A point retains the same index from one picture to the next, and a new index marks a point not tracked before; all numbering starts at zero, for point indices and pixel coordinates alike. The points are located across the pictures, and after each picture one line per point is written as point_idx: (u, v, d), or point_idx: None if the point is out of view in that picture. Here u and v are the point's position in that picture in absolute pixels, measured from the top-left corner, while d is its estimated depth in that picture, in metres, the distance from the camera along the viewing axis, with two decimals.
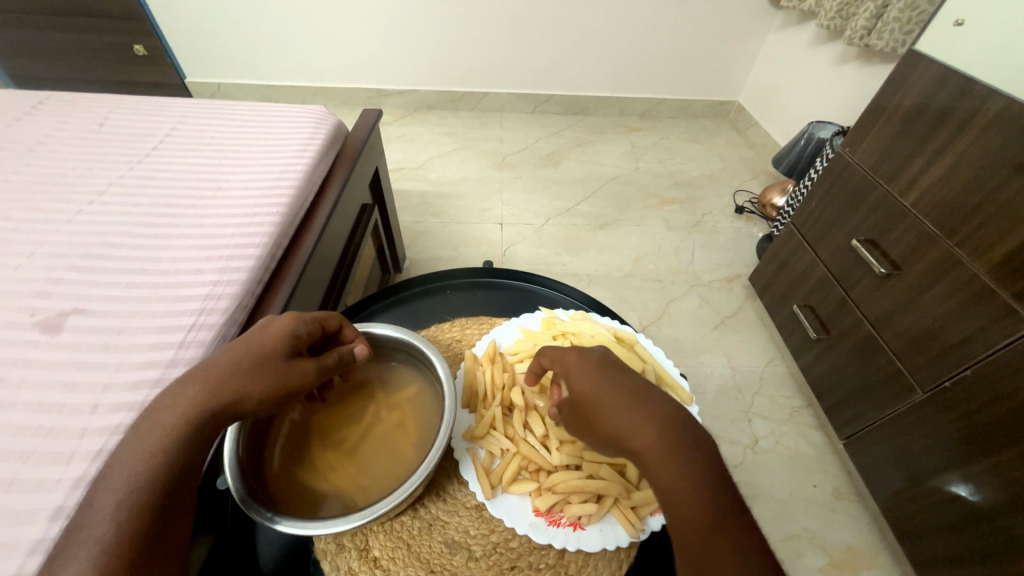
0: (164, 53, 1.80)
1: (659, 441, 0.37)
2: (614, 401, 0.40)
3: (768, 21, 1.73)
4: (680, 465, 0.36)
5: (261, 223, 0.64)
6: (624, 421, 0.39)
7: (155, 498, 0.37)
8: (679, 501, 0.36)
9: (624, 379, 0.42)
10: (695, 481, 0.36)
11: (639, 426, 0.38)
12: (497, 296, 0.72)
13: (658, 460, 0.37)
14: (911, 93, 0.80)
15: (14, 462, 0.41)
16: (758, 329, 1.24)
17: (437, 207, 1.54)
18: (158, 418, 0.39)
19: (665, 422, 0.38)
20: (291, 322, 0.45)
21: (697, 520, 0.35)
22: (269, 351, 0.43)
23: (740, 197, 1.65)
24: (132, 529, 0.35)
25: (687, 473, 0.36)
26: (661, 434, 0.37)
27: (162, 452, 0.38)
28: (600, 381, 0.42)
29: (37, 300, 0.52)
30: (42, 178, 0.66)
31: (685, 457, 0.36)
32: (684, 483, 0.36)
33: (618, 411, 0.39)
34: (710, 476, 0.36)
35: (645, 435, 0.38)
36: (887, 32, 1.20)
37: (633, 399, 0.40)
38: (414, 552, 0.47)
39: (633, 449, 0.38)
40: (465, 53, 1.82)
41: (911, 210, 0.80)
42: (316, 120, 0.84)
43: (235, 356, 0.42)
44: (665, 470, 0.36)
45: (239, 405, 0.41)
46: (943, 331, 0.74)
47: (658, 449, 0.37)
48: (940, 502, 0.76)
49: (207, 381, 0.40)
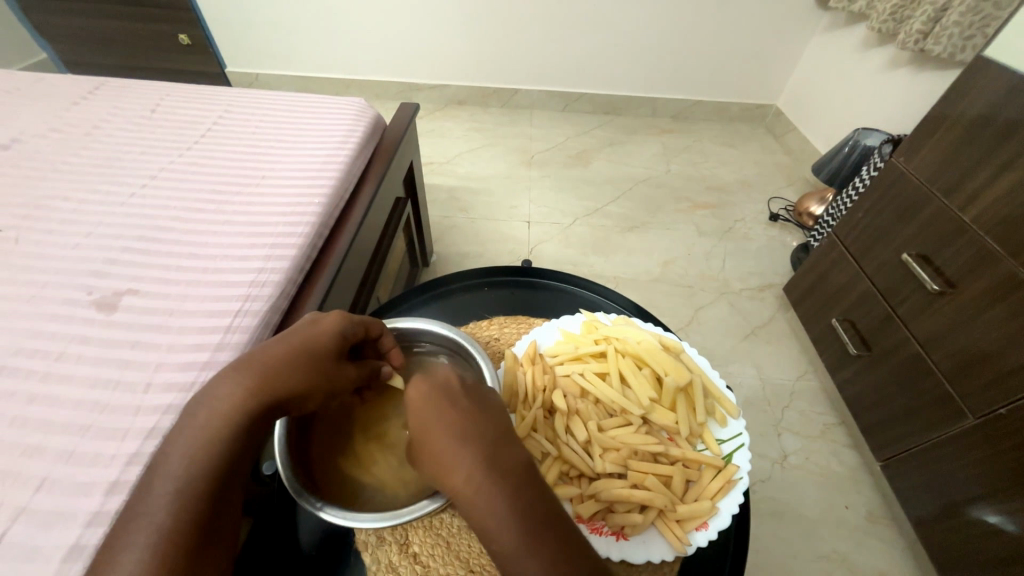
0: (206, 42, 1.84)
1: (470, 481, 0.37)
2: (437, 436, 0.40)
3: (813, 23, 1.67)
4: (486, 499, 0.36)
5: (304, 213, 0.65)
6: (441, 457, 0.39)
7: (210, 486, 0.38)
8: (490, 534, 0.36)
9: (454, 408, 0.42)
10: (504, 514, 0.36)
11: (450, 465, 0.38)
12: (535, 296, 0.72)
13: (482, 497, 0.37)
14: (978, 102, 0.76)
15: (74, 436, 0.43)
16: (791, 341, 1.20)
17: (465, 203, 1.54)
18: (215, 406, 0.40)
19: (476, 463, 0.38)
20: (339, 322, 0.46)
21: (504, 551, 0.35)
22: (318, 348, 0.45)
23: (775, 204, 1.60)
24: (188, 517, 0.36)
25: (498, 504, 0.36)
26: (469, 472, 0.38)
27: (220, 439, 0.39)
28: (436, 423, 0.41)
29: (95, 279, 0.54)
30: (99, 162, 0.69)
31: (491, 490, 0.37)
32: (495, 516, 0.36)
33: (437, 446, 0.40)
34: (521, 503, 0.36)
35: (459, 472, 0.38)
36: (945, 37, 1.14)
37: (455, 432, 0.40)
38: (454, 551, 0.47)
39: (457, 487, 0.38)
40: (498, 49, 1.82)
41: (970, 225, 0.76)
42: (357, 112, 0.84)
43: (284, 352, 0.43)
44: (474, 506, 0.37)
45: (286, 399, 0.42)
46: (1000, 355, 0.70)
47: (468, 486, 0.37)
48: (985, 534, 0.73)
49: (257, 374, 0.42)
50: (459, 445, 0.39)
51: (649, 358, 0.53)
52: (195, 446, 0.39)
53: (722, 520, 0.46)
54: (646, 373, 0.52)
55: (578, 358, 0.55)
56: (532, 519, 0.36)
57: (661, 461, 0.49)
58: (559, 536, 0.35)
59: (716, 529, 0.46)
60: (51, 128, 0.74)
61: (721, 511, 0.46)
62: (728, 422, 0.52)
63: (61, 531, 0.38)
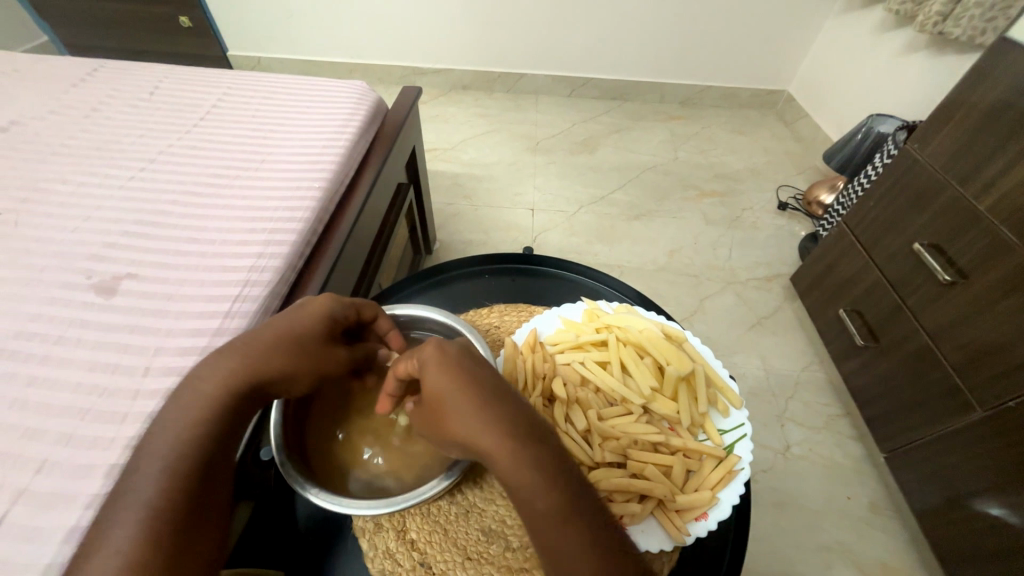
0: (208, 25, 1.82)
1: (510, 450, 0.35)
2: (463, 400, 0.37)
3: (828, 5, 1.62)
4: (528, 467, 0.34)
5: (304, 198, 0.64)
6: (474, 425, 0.36)
7: (198, 463, 0.38)
8: (531, 502, 0.34)
9: (479, 374, 0.38)
10: (543, 481, 0.34)
11: (486, 433, 0.35)
12: (536, 283, 0.71)
13: (521, 462, 0.34)
14: (998, 87, 0.73)
15: (74, 418, 0.43)
16: (797, 332, 1.19)
17: (469, 189, 1.53)
18: (200, 387, 0.40)
19: (512, 428, 0.36)
20: (328, 304, 0.46)
21: (541, 518, 0.34)
22: (306, 330, 0.44)
23: (784, 193, 1.58)
24: (175, 494, 0.36)
25: (535, 470, 0.34)
26: (509, 440, 0.35)
27: (206, 420, 0.39)
28: (460, 386, 0.37)
29: (93, 262, 0.54)
30: (96, 144, 0.68)
31: (530, 456, 0.35)
32: (536, 486, 0.34)
33: (466, 415, 0.36)
34: (558, 470, 0.35)
35: (491, 437, 0.35)
36: (966, 19, 1.10)
37: (488, 399, 0.37)
38: (451, 538, 0.47)
39: (492, 453, 0.35)
40: (504, 32, 1.78)
41: (986, 214, 0.74)
42: (358, 95, 0.83)
43: (271, 333, 0.43)
44: (513, 475, 0.35)
45: (273, 380, 0.42)
46: (1009, 349, 0.69)
47: (502, 450, 0.35)
48: (987, 527, 0.72)
49: (245, 355, 0.41)
50: (494, 411, 0.36)
51: (651, 347, 0.52)
52: (183, 425, 0.39)
53: (721, 510, 0.46)
54: (647, 362, 0.52)
55: (578, 346, 0.55)
56: (571, 488, 0.35)
57: (661, 451, 0.48)
58: (590, 496, 0.35)
59: (716, 520, 0.45)
60: (50, 111, 0.73)
61: (720, 502, 0.46)
62: (730, 413, 0.52)
63: (60, 512, 0.38)
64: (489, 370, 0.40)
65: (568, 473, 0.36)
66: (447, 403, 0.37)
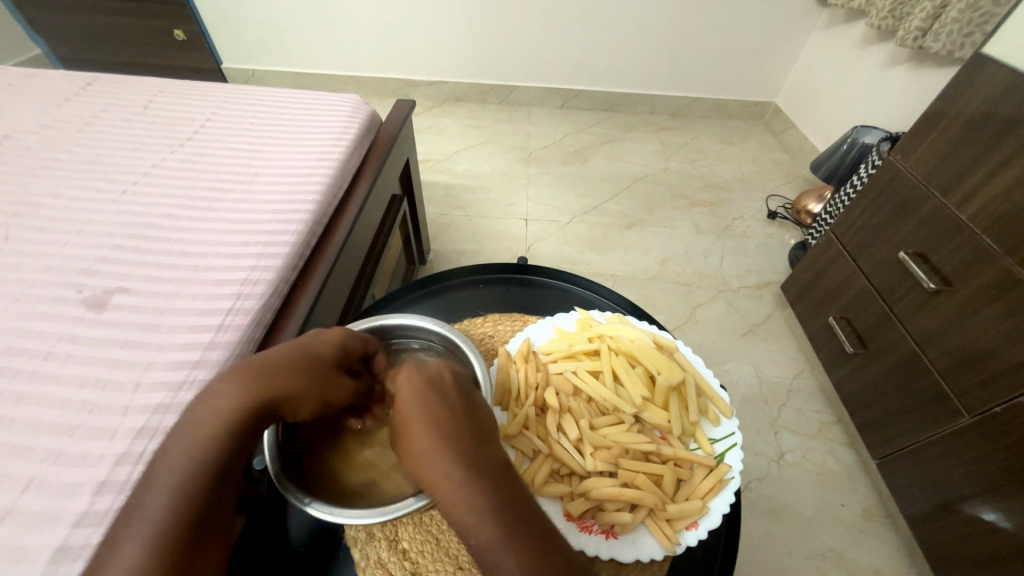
0: (202, 38, 1.83)
1: (450, 480, 0.37)
2: (416, 429, 0.40)
3: (812, 20, 1.67)
4: (467, 495, 0.37)
5: (296, 211, 0.64)
6: (422, 458, 0.39)
7: (207, 483, 0.38)
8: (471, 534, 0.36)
9: (439, 404, 0.41)
10: (481, 512, 0.36)
11: (430, 467, 0.38)
12: (529, 293, 0.72)
13: (465, 490, 0.37)
14: (975, 101, 0.76)
15: (62, 435, 0.42)
16: (788, 339, 1.20)
17: (462, 200, 1.54)
18: (213, 404, 0.40)
19: (458, 460, 0.38)
20: (342, 334, 0.46)
21: (482, 547, 0.35)
22: (321, 356, 0.44)
23: (773, 202, 1.60)
24: (183, 514, 0.36)
25: (474, 502, 0.36)
26: (451, 470, 0.38)
27: (217, 439, 0.39)
28: (419, 416, 0.41)
29: (85, 277, 0.54)
30: (89, 158, 0.68)
31: (472, 486, 0.37)
32: (477, 516, 0.36)
33: (418, 447, 0.39)
34: (501, 502, 0.36)
35: (436, 467, 0.38)
36: (944, 34, 1.13)
37: (438, 431, 0.40)
38: (443, 548, 0.47)
39: (439, 481, 0.38)
40: (496, 45, 1.80)
41: (968, 223, 0.76)
42: (352, 108, 0.83)
43: (286, 357, 0.43)
44: (452, 506, 0.37)
45: (287, 403, 0.42)
46: (995, 355, 0.70)
47: (447, 478, 0.37)
48: (977, 532, 0.73)
49: (258, 375, 0.42)
50: (440, 443, 0.39)
51: (642, 356, 0.53)
52: (193, 444, 0.39)
53: (712, 519, 0.46)
54: (639, 372, 0.52)
55: (571, 356, 0.55)
56: (514, 517, 0.36)
57: (652, 460, 0.49)
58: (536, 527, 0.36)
59: (706, 529, 0.46)
60: (42, 125, 0.73)
61: (712, 510, 0.46)
62: (721, 422, 0.52)
63: (48, 531, 0.38)
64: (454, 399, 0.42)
65: (513, 506, 0.37)
66: (408, 430, 0.41)
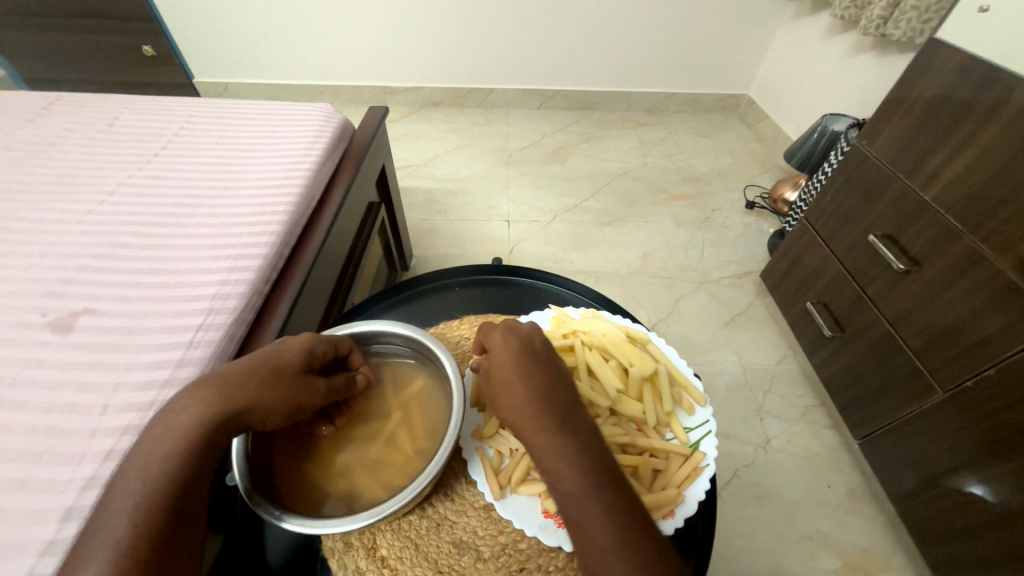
0: (173, 53, 1.81)
1: (542, 437, 0.42)
2: (514, 388, 0.44)
3: (779, 12, 1.70)
4: (558, 449, 0.41)
5: (268, 223, 0.64)
6: (523, 413, 0.43)
7: (170, 500, 0.38)
8: (560, 481, 0.40)
9: (541, 369, 0.45)
10: (569, 467, 0.40)
11: (529, 419, 0.43)
12: (507, 294, 0.72)
13: (554, 445, 0.41)
14: (933, 84, 0.78)
15: (27, 462, 0.41)
16: (769, 327, 1.22)
17: (443, 204, 1.53)
18: (173, 420, 0.40)
19: (550, 418, 0.42)
20: (308, 340, 0.46)
21: (568, 494, 0.40)
22: (285, 363, 0.44)
23: (750, 192, 1.62)
24: (148, 532, 0.36)
25: (564, 456, 0.41)
26: (543, 426, 0.42)
27: (179, 454, 0.39)
28: (514, 378, 0.44)
29: (49, 300, 0.53)
30: (52, 179, 0.67)
31: (561, 445, 0.41)
32: (564, 468, 0.41)
33: (515, 400, 0.44)
34: (586, 459, 0.41)
35: (531, 422, 0.43)
36: (904, 22, 1.16)
37: (539, 391, 0.44)
38: (422, 553, 0.47)
39: (532, 435, 0.42)
40: (470, 49, 1.81)
41: (932, 204, 0.78)
42: (322, 118, 0.83)
43: (249, 366, 0.43)
44: (546, 456, 0.41)
45: (252, 412, 0.42)
46: (965, 330, 0.72)
47: (538, 435, 0.42)
48: (958, 504, 0.75)
49: (220, 387, 0.41)
50: (539, 401, 0.43)
51: (615, 350, 0.53)
52: (157, 460, 0.39)
53: (687, 507, 0.47)
54: (613, 365, 0.53)
55: None
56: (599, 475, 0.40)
57: (628, 452, 0.49)
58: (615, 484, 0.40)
59: (683, 517, 0.46)
60: (3, 147, 0.72)
61: (687, 499, 0.47)
62: (696, 411, 0.53)
63: (13, 561, 0.37)
64: (548, 369, 0.46)
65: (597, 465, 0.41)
66: (503, 388, 0.45)
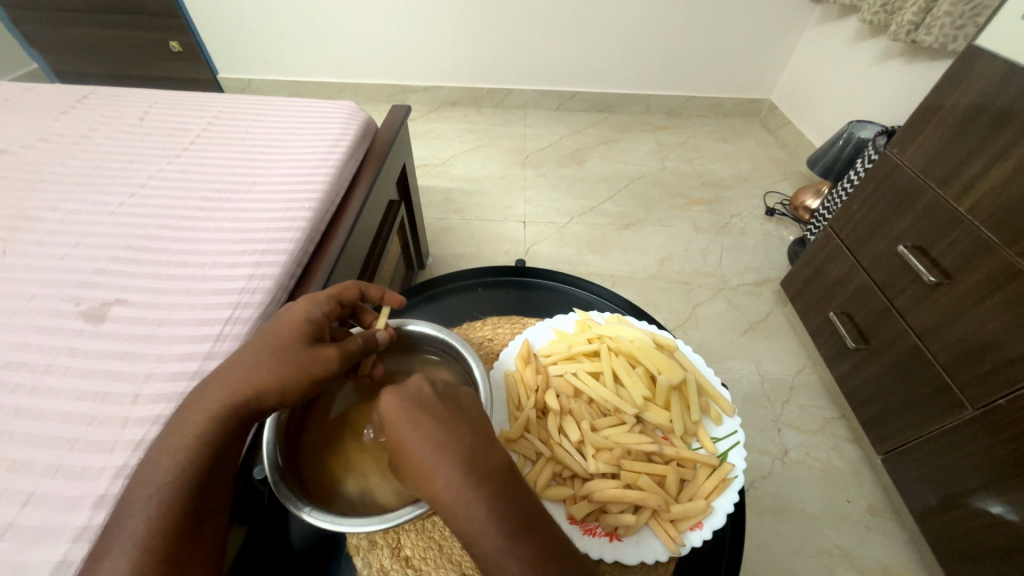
0: (198, 49, 1.84)
1: (453, 487, 0.34)
2: (412, 442, 0.36)
3: (806, 16, 1.67)
4: (471, 501, 0.34)
5: (294, 219, 0.64)
6: (426, 463, 0.35)
7: (185, 493, 0.38)
8: (476, 538, 0.34)
9: (437, 413, 0.37)
10: (486, 519, 0.33)
11: (433, 475, 0.35)
12: (527, 296, 0.72)
13: (463, 495, 0.34)
14: (969, 93, 0.76)
15: (61, 448, 0.42)
16: (789, 336, 1.20)
17: (460, 204, 1.54)
18: (188, 414, 0.40)
19: (458, 470, 0.35)
20: (306, 308, 0.44)
21: (491, 554, 0.33)
22: (286, 339, 0.42)
23: (771, 199, 1.60)
24: (165, 526, 0.37)
25: (480, 509, 0.34)
26: (453, 477, 0.34)
27: (194, 446, 0.39)
28: (416, 427, 0.36)
29: (83, 290, 0.54)
30: (85, 171, 0.68)
31: (470, 491, 0.34)
32: (480, 521, 0.34)
33: (417, 452, 0.36)
34: (505, 509, 0.34)
35: (441, 476, 0.35)
36: (937, 28, 1.13)
37: (435, 435, 0.36)
38: (445, 554, 0.47)
39: (442, 489, 0.34)
40: (491, 49, 1.82)
41: (967, 216, 0.75)
42: (347, 115, 0.83)
43: (252, 351, 0.42)
44: (458, 511, 0.34)
45: (260, 397, 0.41)
46: (998, 347, 0.70)
47: (450, 488, 0.34)
48: (982, 525, 0.73)
49: (227, 377, 0.41)
50: (441, 452, 0.35)
51: (642, 357, 0.53)
52: (171, 454, 0.39)
53: (716, 519, 0.46)
54: (639, 372, 0.52)
55: (571, 357, 0.55)
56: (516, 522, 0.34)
57: (654, 460, 0.49)
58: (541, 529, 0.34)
59: (710, 529, 0.46)
60: (38, 139, 0.73)
61: (716, 510, 0.46)
62: (723, 421, 0.52)
63: (48, 546, 0.37)
64: (442, 407, 0.38)
65: (511, 520, 0.34)
66: (402, 438, 0.36)
